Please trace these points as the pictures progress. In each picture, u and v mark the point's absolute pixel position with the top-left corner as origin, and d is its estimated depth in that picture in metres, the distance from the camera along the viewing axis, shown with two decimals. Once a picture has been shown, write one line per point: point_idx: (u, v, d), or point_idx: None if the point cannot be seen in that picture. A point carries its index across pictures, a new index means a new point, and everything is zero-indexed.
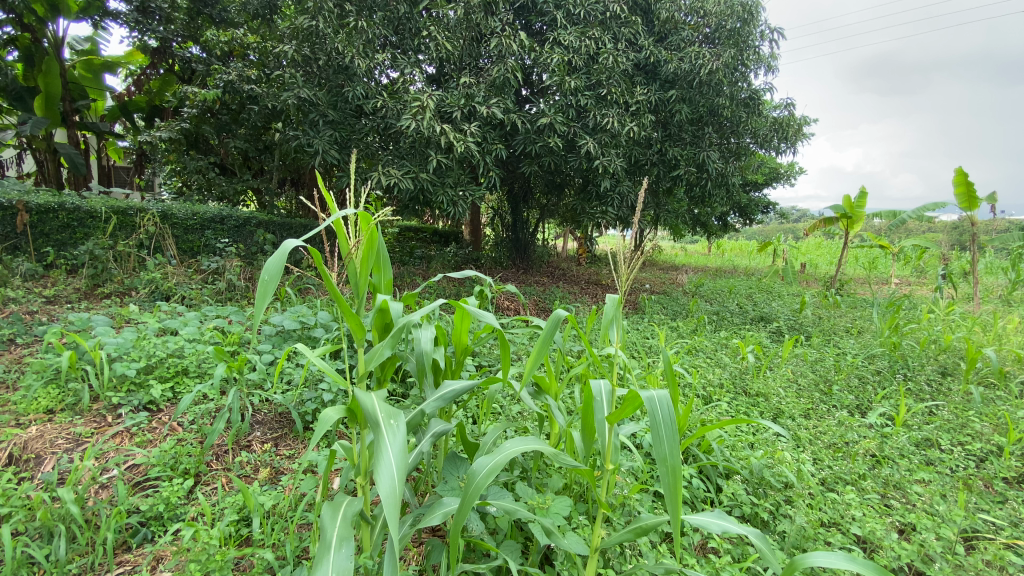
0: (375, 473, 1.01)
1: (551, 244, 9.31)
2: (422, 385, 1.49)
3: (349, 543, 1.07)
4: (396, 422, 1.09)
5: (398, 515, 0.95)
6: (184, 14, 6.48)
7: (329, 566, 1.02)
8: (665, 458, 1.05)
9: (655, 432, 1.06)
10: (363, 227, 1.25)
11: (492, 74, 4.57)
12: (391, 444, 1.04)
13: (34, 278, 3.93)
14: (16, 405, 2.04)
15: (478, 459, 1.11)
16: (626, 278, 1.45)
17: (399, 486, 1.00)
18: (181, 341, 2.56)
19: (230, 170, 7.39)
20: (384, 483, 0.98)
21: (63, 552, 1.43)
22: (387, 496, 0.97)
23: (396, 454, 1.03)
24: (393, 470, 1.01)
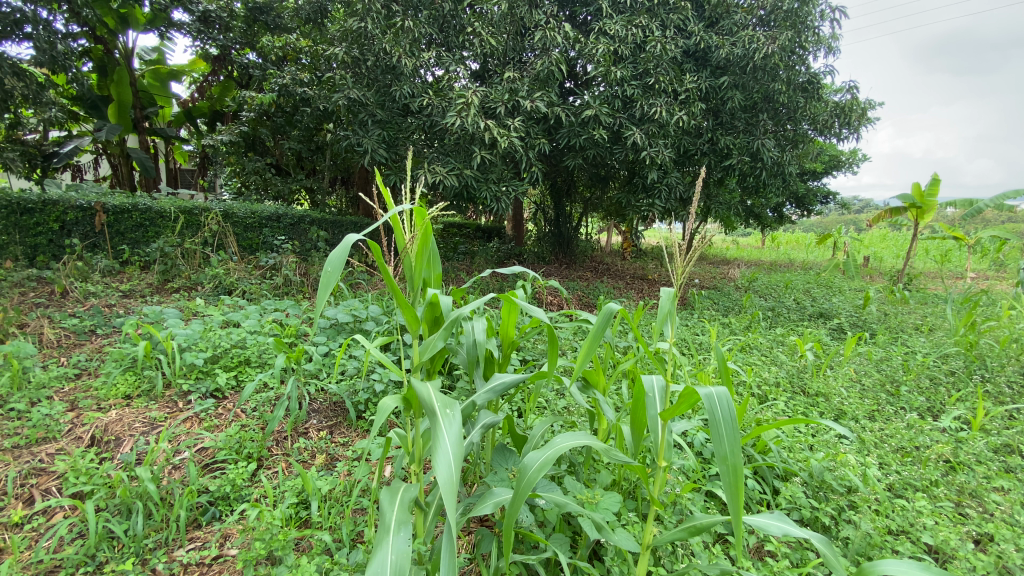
0: (432, 459, 1.02)
1: (595, 238, 9.21)
2: (471, 377, 1.51)
3: (407, 527, 1.10)
4: (451, 411, 1.10)
5: (453, 501, 0.96)
6: (241, 23, 6.86)
7: (388, 547, 1.04)
8: (726, 456, 1.01)
9: (715, 429, 1.03)
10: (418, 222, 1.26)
11: (537, 67, 4.54)
12: (448, 431, 1.05)
13: (112, 274, 4.25)
14: (98, 391, 2.23)
15: (530, 453, 1.11)
16: (682, 272, 1.41)
17: (454, 473, 1.01)
18: (243, 333, 2.71)
19: (285, 170, 7.72)
20: (441, 469, 0.99)
21: (139, 528, 1.54)
22: (445, 482, 0.99)
23: (453, 441, 1.04)
24: (450, 456, 1.03)
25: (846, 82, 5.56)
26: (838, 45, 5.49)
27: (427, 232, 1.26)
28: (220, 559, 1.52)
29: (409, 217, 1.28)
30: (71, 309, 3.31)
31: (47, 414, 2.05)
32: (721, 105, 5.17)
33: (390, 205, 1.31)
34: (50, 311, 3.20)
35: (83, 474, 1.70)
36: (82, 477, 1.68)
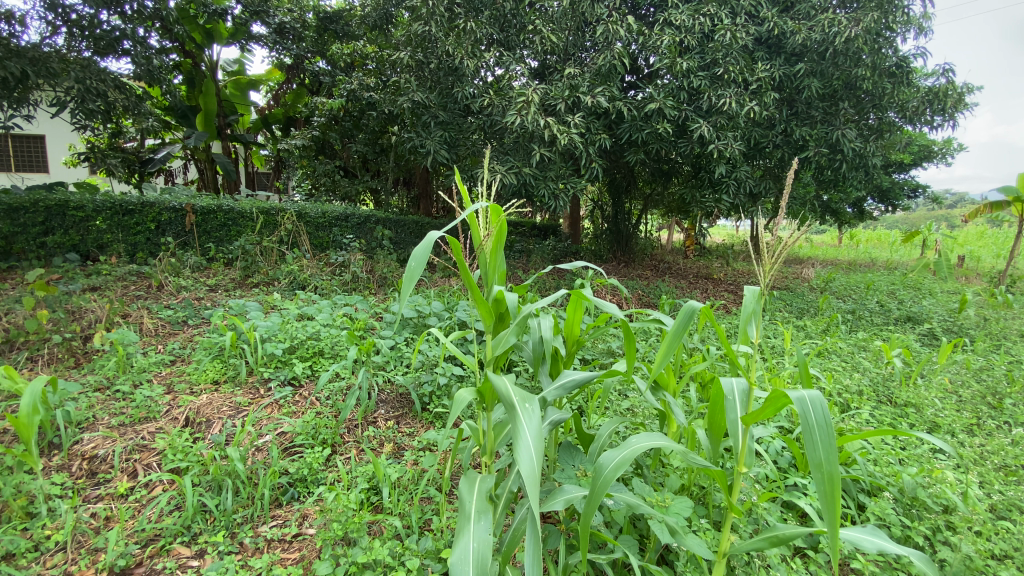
0: (514, 452, 1.03)
1: (655, 236, 8.96)
2: (538, 375, 1.51)
3: (487, 516, 1.11)
4: (530, 406, 1.10)
5: (538, 494, 0.96)
6: (313, 32, 7.32)
7: (470, 534, 1.06)
8: (821, 463, 0.96)
9: (809, 434, 0.98)
10: (494, 221, 1.28)
11: (599, 62, 4.47)
12: (528, 425, 1.05)
13: (200, 269, 4.60)
14: (191, 376, 2.44)
15: (606, 452, 1.10)
16: (768, 270, 1.35)
17: (537, 466, 1.01)
18: (317, 325, 2.86)
19: (352, 172, 8.06)
20: (524, 463, 1.00)
21: (229, 504, 1.66)
22: (529, 475, 0.99)
23: (533, 436, 1.05)
24: (531, 449, 1.03)
25: (940, 65, 5.09)
26: (931, 24, 5.02)
27: (502, 231, 1.28)
28: (299, 537, 1.61)
29: (485, 216, 1.31)
30: (166, 301, 3.62)
31: (148, 396, 2.25)
32: (797, 94, 4.88)
33: (467, 204, 1.33)
34: (148, 303, 3.52)
35: (180, 452, 1.87)
36: (179, 455, 1.85)
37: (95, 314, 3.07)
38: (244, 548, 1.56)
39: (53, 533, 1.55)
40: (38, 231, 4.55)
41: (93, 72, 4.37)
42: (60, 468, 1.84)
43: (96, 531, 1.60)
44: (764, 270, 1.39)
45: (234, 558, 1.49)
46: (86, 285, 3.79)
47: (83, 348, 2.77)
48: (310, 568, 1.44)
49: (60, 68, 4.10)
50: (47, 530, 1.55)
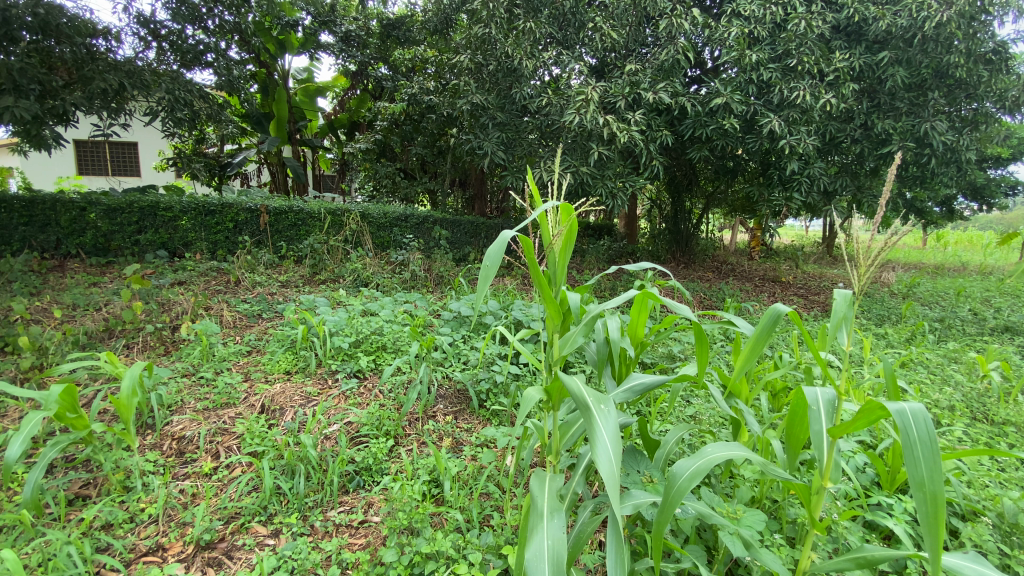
0: (590, 452, 1.02)
1: (717, 237, 8.62)
2: (602, 376, 1.48)
3: (560, 514, 1.11)
4: (605, 407, 1.09)
5: (618, 496, 0.95)
6: (376, 39, 7.62)
7: (544, 532, 1.06)
8: (923, 482, 0.91)
9: (909, 449, 0.93)
10: (564, 220, 1.27)
11: (661, 57, 4.35)
12: (605, 426, 1.04)
13: (273, 266, 4.89)
14: (267, 366, 2.60)
15: (681, 458, 1.07)
16: (864, 273, 1.28)
17: (616, 468, 1.00)
18: (381, 321, 2.98)
19: (411, 174, 8.29)
20: (603, 463, 0.98)
21: (301, 488, 1.75)
22: (608, 476, 0.98)
23: (610, 435, 1.03)
24: (608, 450, 1.02)
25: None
26: None
27: (572, 230, 1.27)
28: (365, 524, 1.67)
29: (555, 215, 1.30)
30: (243, 296, 3.87)
31: (229, 383, 2.41)
32: (878, 84, 4.55)
33: (538, 202, 1.32)
34: (227, 297, 3.77)
35: (257, 437, 1.99)
36: (256, 439, 1.97)
37: (182, 307, 3.33)
38: (314, 530, 1.64)
39: (147, 506, 1.69)
40: (133, 230, 4.98)
41: (182, 83, 4.79)
42: (153, 446, 2.00)
43: (184, 506, 1.73)
44: (857, 274, 1.32)
45: (306, 539, 1.57)
46: (174, 280, 4.11)
47: (171, 338, 3.01)
48: (376, 554, 1.49)
49: (152, 81, 4.50)
50: (142, 503, 1.69)
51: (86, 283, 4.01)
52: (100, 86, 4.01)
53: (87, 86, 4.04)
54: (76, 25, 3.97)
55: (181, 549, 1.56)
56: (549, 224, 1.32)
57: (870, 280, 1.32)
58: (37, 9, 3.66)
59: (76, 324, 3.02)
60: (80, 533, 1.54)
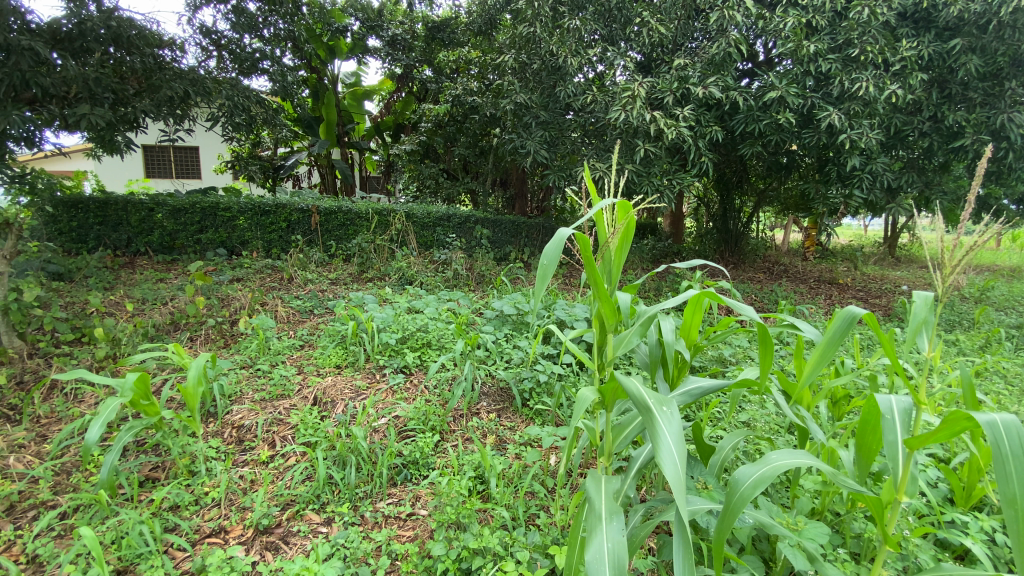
0: (653, 454, 1.00)
1: (769, 236, 8.27)
2: (656, 378, 1.46)
3: (619, 517, 1.10)
4: (668, 409, 1.07)
5: (684, 499, 0.93)
6: (422, 42, 7.77)
7: (604, 534, 1.05)
8: (1015, 499, 0.85)
9: (999, 464, 0.88)
10: (621, 218, 1.25)
11: (712, 50, 4.22)
12: (668, 428, 1.02)
13: (323, 264, 5.06)
14: (318, 360, 2.69)
15: (745, 466, 1.04)
16: (947, 275, 1.23)
17: (682, 472, 0.98)
18: (426, 319, 3.03)
19: (454, 174, 8.40)
20: (668, 466, 0.97)
21: (352, 479, 1.80)
22: (673, 480, 0.96)
23: (674, 438, 1.01)
24: (673, 453, 1.00)
25: None
26: None
27: (629, 228, 1.25)
28: (413, 516, 1.70)
29: (611, 212, 1.28)
30: (295, 292, 4.02)
31: (283, 375, 2.52)
32: (949, 74, 4.25)
33: (595, 200, 1.31)
34: (281, 293, 3.93)
35: (310, 428, 2.07)
36: (309, 430, 2.05)
37: (240, 302, 3.50)
38: (365, 521, 1.68)
39: (210, 490, 1.78)
40: (195, 229, 5.27)
41: (241, 90, 5.04)
42: (215, 433, 2.11)
43: (244, 491, 1.81)
44: (941, 277, 1.27)
45: (357, 528, 1.62)
46: (232, 276, 4.33)
47: (230, 331, 3.17)
48: (424, 547, 1.52)
49: (214, 88, 4.74)
50: (206, 487, 1.79)
51: (153, 279, 4.28)
52: (168, 94, 4.30)
53: (154, 94, 4.32)
54: (145, 36, 4.21)
55: (241, 532, 1.63)
56: (606, 223, 1.30)
57: (954, 283, 1.27)
58: (110, 22, 3.92)
59: (146, 316, 3.23)
60: (151, 513, 1.65)
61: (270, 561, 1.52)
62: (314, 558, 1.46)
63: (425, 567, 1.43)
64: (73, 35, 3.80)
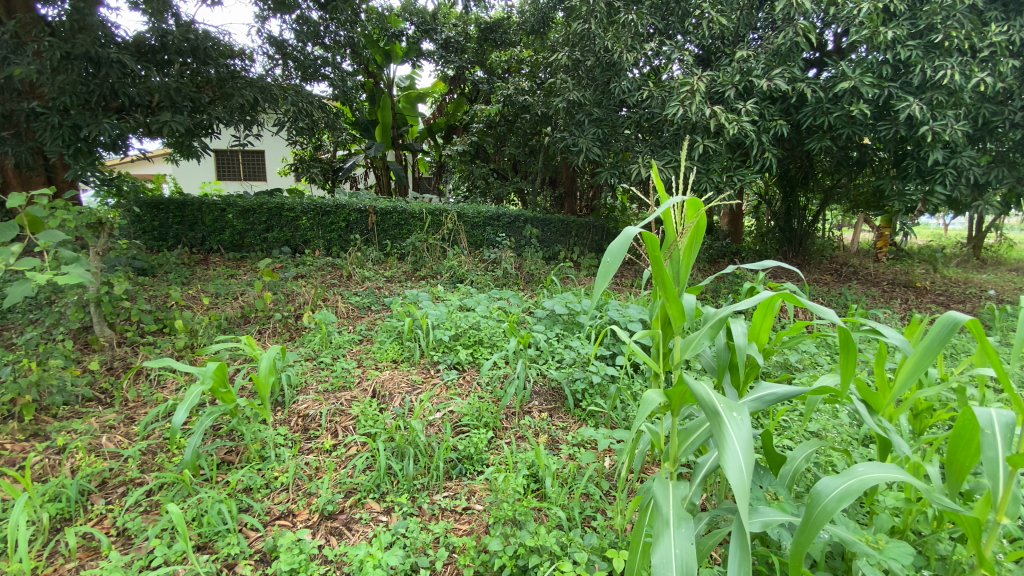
0: (718, 460, 0.98)
1: (835, 236, 7.80)
2: (723, 384, 1.40)
3: (688, 523, 1.08)
4: (738, 415, 1.04)
5: (748, 507, 0.91)
6: (475, 43, 7.90)
7: (672, 539, 1.04)
8: None
9: None
10: (691, 216, 1.22)
11: (777, 40, 4.03)
12: (737, 434, 0.99)
13: (379, 262, 5.24)
14: (376, 355, 2.79)
15: (823, 479, 1.00)
16: None
17: (748, 479, 0.95)
18: (478, 317, 3.08)
19: (504, 174, 8.45)
20: (732, 472, 0.94)
21: (411, 470, 1.85)
22: (737, 487, 0.93)
23: (742, 444, 0.98)
24: (739, 459, 0.97)
25: None
26: None
27: (699, 227, 1.21)
28: (468, 510, 1.74)
29: (681, 211, 1.25)
30: (353, 289, 4.18)
31: (345, 367, 2.63)
32: None
33: (664, 198, 1.29)
34: (340, 290, 4.10)
35: (370, 420, 2.15)
36: (370, 422, 2.13)
37: (303, 297, 3.67)
38: (422, 512, 1.73)
39: (280, 474, 1.88)
40: (262, 228, 5.59)
41: (305, 96, 5.28)
42: (283, 421, 2.22)
43: (310, 477, 1.90)
44: None
45: (416, 519, 1.66)
46: (296, 273, 4.55)
47: (295, 325, 3.34)
48: (480, 541, 1.55)
49: (280, 95, 5.00)
50: (276, 471, 1.89)
51: (225, 275, 4.56)
52: (240, 101, 4.54)
53: (228, 102, 4.57)
54: (220, 48, 4.57)
55: (308, 516, 1.71)
56: (675, 222, 1.26)
57: None
58: (188, 36, 4.25)
59: (219, 310, 3.46)
60: (228, 494, 1.76)
61: (336, 546, 1.59)
62: (377, 546, 1.52)
63: (482, 561, 1.46)
64: (158, 47, 4.16)
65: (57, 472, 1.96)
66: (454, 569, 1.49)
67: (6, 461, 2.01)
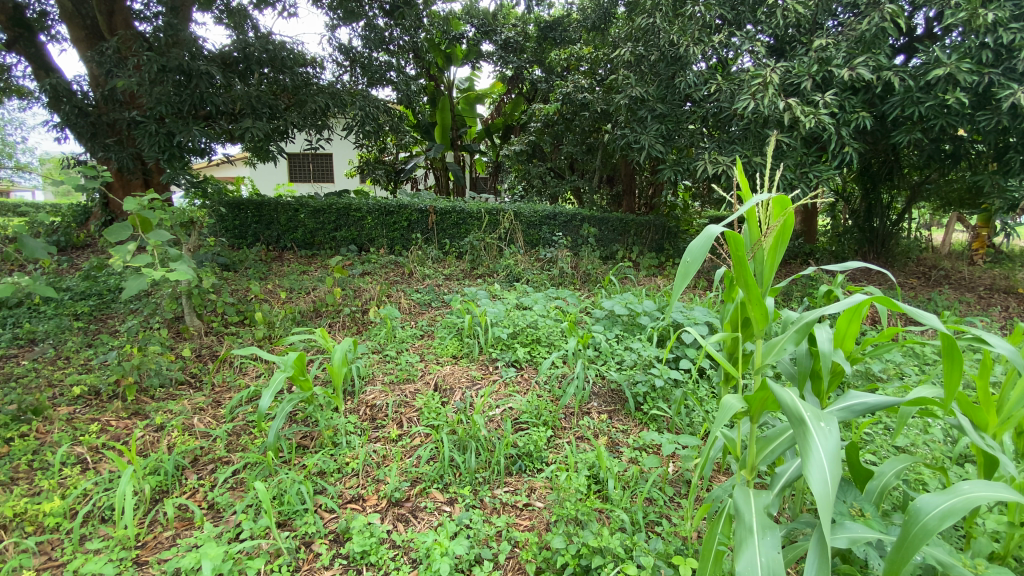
0: (802, 469, 0.94)
1: (923, 236, 7.16)
2: (805, 392, 1.33)
3: (773, 533, 1.04)
4: (825, 425, 0.99)
5: (831, 520, 0.87)
6: (534, 43, 7.95)
7: (755, 549, 1.02)
8: None
9: None
10: (777, 214, 1.17)
11: (861, 27, 3.76)
12: (822, 444, 0.95)
13: (439, 260, 5.37)
14: (437, 350, 2.87)
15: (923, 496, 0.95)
16: None
17: (833, 491, 0.91)
18: (536, 316, 3.10)
19: (561, 173, 8.41)
20: (816, 483, 0.91)
21: (473, 464, 1.90)
22: (820, 498, 0.90)
23: (827, 455, 0.94)
24: (825, 471, 0.93)
25: None
26: None
27: (786, 227, 1.16)
28: (528, 507, 1.76)
29: (765, 210, 1.20)
30: (414, 286, 4.32)
31: (408, 361, 2.72)
32: None
33: (747, 197, 1.25)
34: (402, 286, 4.24)
35: (433, 412, 2.22)
36: (433, 415, 2.20)
37: (369, 293, 3.83)
38: (484, 505, 1.77)
39: (351, 460, 1.99)
40: (331, 228, 5.89)
41: (370, 100, 5.46)
42: (353, 410, 2.33)
43: (378, 465, 1.99)
44: None
45: (479, 511, 1.70)
46: (362, 270, 4.76)
47: (362, 319, 3.49)
48: (542, 538, 1.56)
49: (349, 100, 5.23)
50: (348, 457, 2.00)
51: (298, 271, 4.84)
52: (313, 107, 4.81)
53: (302, 108, 4.85)
54: (294, 57, 4.82)
55: (376, 502, 1.80)
56: (759, 222, 1.22)
57: None
58: (267, 47, 4.54)
59: (293, 303, 3.68)
60: (305, 475, 1.88)
61: (403, 531, 1.66)
62: (443, 535, 1.58)
63: (545, 558, 1.47)
64: (240, 58, 4.47)
65: (156, 447, 2.16)
66: (517, 563, 1.51)
67: (113, 436, 2.23)
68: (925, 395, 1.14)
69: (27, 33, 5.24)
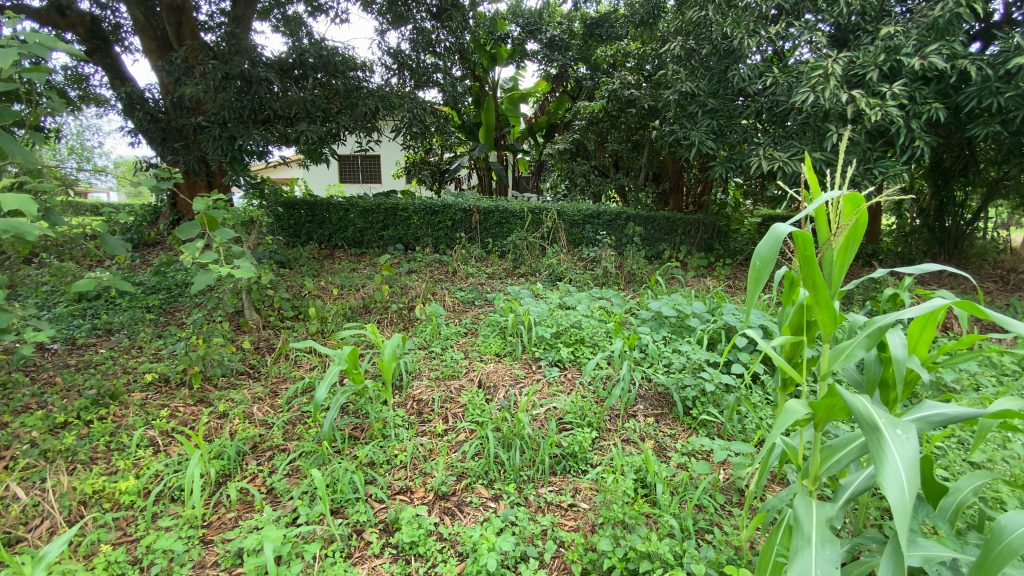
0: (876, 476, 0.90)
1: (1002, 236, 6.61)
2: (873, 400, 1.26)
3: (833, 545, 1.00)
4: (902, 432, 0.94)
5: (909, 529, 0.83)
6: (580, 40, 7.90)
7: (814, 558, 0.98)
8: None
9: None
10: (848, 212, 1.11)
11: (933, 13, 3.53)
12: (899, 451, 0.90)
13: (483, 259, 5.42)
14: (480, 348, 2.90)
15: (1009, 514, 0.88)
16: None
17: (911, 500, 0.86)
18: (579, 316, 3.07)
19: (606, 172, 8.29)
20: (891, 489, 0.86)
21: (517, 462, 1.91)
22: (896, 505, 0.85)
23: (904, 462, 0.89)
24: (901, 479, 0.88)
25: None
26: None
27: (859, 226, 1.11)
28: (573, 507, 1.75)
29: (835, 207, 1.14)
30: (458, 284, 4.38)
31: (453, 358, 2.77)
32: None
33: (817, 193, 1.20)
34: (447, 285, 4.31)
35: (478, 409, 2.25)
36: (478, 412, 2.23)
37: (415, 291, 3.92)
38: (529, 503, 1.78)
39: (399, 453, 2.04)
40: (380, 227, 6.05)
41: (416, 102, 5.53)
42: (400, 404, 2.39)
43: (424, 458, 2.04)
44: None
45: (524, 509, 1.71)
46: (408, 269, 4.87)
47: (408, 316, 3.57)
48: (588, 539, 1.55)
49: (398, 103, 5.35)
50: (396, 449, 2.05)
51: (348, 268, 5.01)
52: (364, 109, 4.94)
53: (353, 110, 5.00)
54: (347, 62, 4.99)
55: (423, 494, 1.84)
56: (829, 218, 1.16)
57: None
58: (320, 52, 4.69)
59: (344, 300, 3.81)
60: (356, 465, 1.95)
61: (449, 525, 1.69)
62: (490, 530, 1.60)
63: (592, 559, 1.46)
64: (296, 64, 4.65)
65: (219, 433, 2.30)
66: (562, 563, 1.51)
67: (181, 421, 2.38)
68: (1010, 407, 1.05)
69: (103, 44, 5.63)
